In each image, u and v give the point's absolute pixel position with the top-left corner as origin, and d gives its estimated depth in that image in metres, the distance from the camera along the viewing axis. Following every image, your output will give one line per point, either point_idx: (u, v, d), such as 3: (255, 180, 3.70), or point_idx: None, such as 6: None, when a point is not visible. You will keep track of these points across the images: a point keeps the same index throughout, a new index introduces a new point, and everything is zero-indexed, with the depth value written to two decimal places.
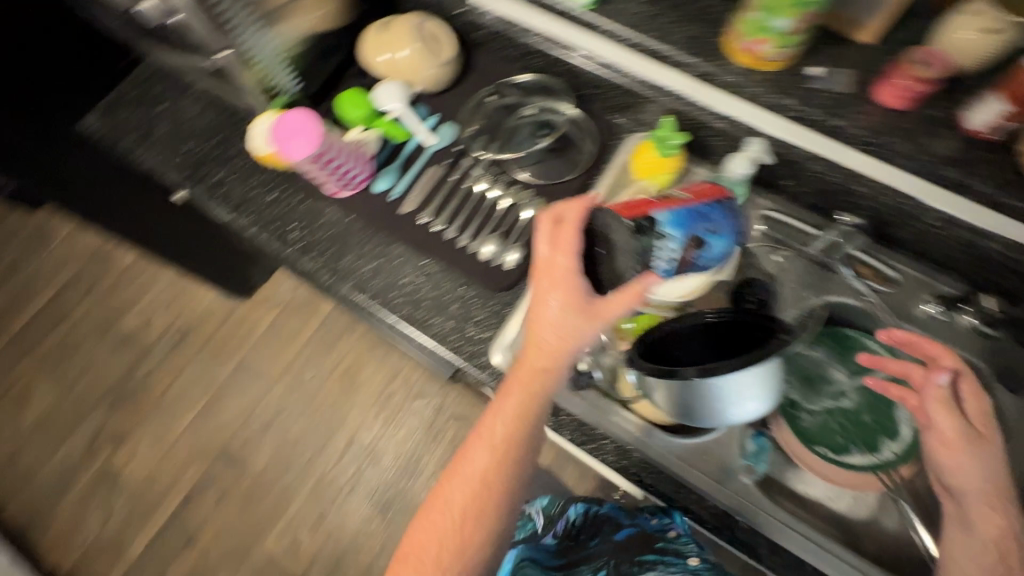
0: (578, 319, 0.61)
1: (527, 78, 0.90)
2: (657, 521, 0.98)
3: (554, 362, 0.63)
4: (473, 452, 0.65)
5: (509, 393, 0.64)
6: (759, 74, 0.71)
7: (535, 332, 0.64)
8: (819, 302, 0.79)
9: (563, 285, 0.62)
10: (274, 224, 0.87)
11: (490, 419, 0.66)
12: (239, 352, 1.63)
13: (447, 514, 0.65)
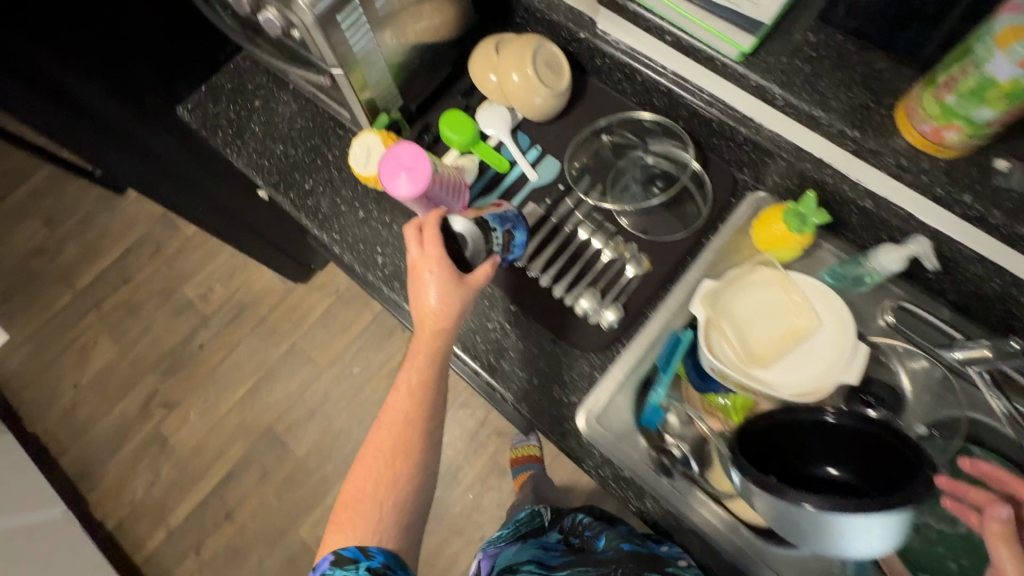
0: (448, 286, 0.67)
1: (649, 116, 0.82)
2: (668, 549, 0.87)
3: (445, 326, 0.69)
4: (396, 397, 0.70)
5: (421, 349, 0.69)
6: (932, 161, 0.61)
7: (419, 301, 0.69)
8: (947, 415, 0.71)
9: (432, 257, 0.67)
10: (360, 245, 0.84)
11: (405, 372, 0.70)
12: (292, 336, 1.64)
13: (381, 453, 0.69)
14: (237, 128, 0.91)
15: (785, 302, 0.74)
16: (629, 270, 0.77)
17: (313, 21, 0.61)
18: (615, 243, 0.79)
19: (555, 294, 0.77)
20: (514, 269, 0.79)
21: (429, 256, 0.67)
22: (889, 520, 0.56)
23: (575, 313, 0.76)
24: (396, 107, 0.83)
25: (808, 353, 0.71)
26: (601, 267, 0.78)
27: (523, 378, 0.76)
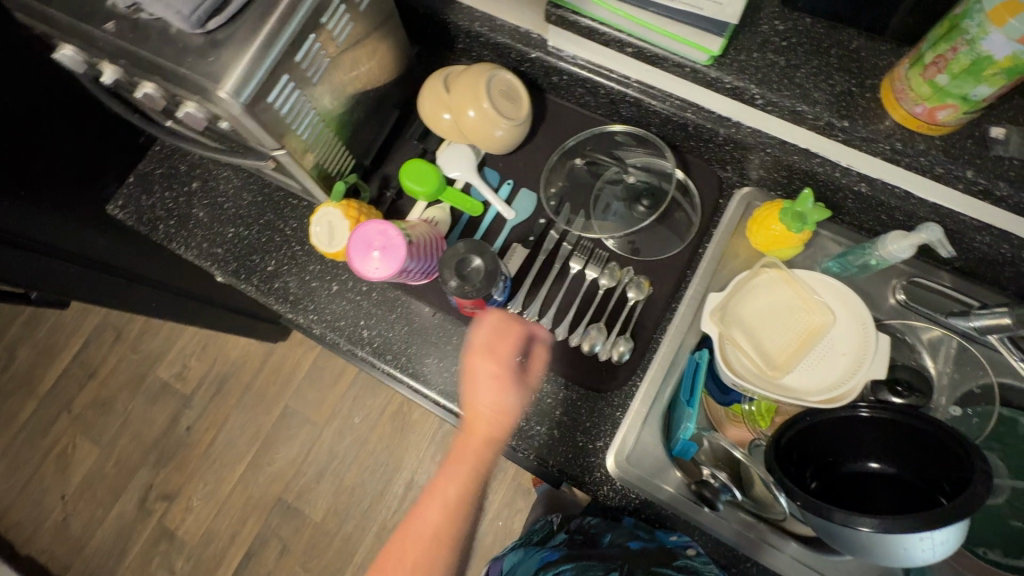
0: (509, 395, 0.68)
1: (622, 128, 0.78)
2: (677, 535, 0.71)
3: (496, 433, 0.68)
4: (428, 509, 0.70)
5: (464, 456, 0.69)
6: (927, 140, 0.58)
7: (474, 403, 0.68)
8: (974, 385, 0.69)
9: (496, 358, 0.68)
10: (341, 322, 0.77)
11: (447, 477, 0.70)
12: (282, 399, 1.56)
13: (417, 541, 0.69)
14: (179, 217, 0.83)
15: (795, 302, 0.71)
16: (629, 296, 0.74)
17: (241, 110, 0.54)
18: (610, 269, 0.75)
19: (558, 337, 0.73)
20: (512, 316, 0.74)
21: (497, 353, 0.68)
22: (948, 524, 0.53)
23: (584, 353, 0.72)
24: (349, 166, 0.76)
25: (828, 349, 0.69)
26: (600, 298, 0.74)
27: (544, 432, 0.71)
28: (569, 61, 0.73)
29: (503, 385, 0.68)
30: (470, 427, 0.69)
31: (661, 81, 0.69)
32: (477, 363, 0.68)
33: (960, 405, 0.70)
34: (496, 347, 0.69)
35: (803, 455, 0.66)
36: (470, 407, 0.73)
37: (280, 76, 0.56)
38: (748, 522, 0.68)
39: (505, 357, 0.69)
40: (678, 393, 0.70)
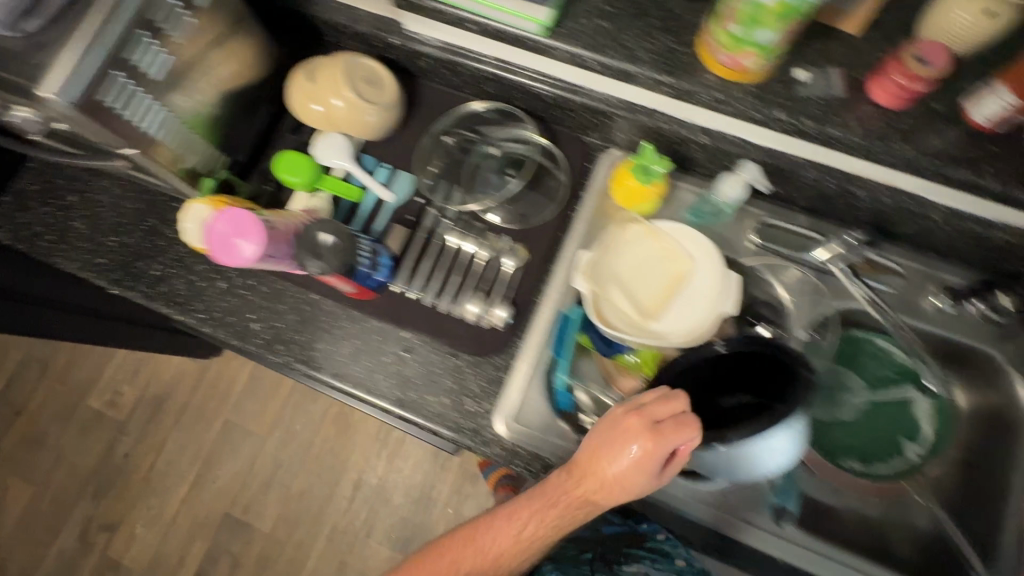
0: (643, 471, 0.61)
1: (483, 107, 0.82)
2: (649, 526, 0.90)
3: (610, 497, 0.62)
4: (500, 524, 0.65)
5: (556, 503, 0.63)
6: (743, 89, 0.63)
7: (615, 453, 0.61)
8: (825, 311, 0.76)
9: (653, 433, 0.60)
10: (230, 318, 0.78)
11: (514, 519, 0.65)
12: (222, 415, 1.54)
13: (482, 555, 0.65)
14: (58, 231, 0.82)
15: (659, 252, 0.76)
16: (507, 263, 0.77)
17: (73, 111, 0.55)
18: (487, 240, 0.78)
19: (442, 309, 0.76)
20: (396, 294, 0.77)
21: (661, 430, 0.60)
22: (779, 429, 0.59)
23: (468, 321, 0.75)
24: (222, 164, 0.77)
25: (691, 293, 0.74)
26: (480, 268, 0.77)
27: (434, 400, 0.74)
28: (427, 43, 0.76)
29: (619, 450, 0.61)
30: (560, 480, 0.64)
31: (512, 56, 0.73)
32: (630, 421, 0.61)
33: (816, 331, 0.77)
34: (662, 424, 0.60)
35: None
36: (362, 386, 0.75)
37: (112, 74, 0.57)
38: (626, 462, 0.71)
39: (639, 429, 0.61)
40: (548, 346, 0.74)
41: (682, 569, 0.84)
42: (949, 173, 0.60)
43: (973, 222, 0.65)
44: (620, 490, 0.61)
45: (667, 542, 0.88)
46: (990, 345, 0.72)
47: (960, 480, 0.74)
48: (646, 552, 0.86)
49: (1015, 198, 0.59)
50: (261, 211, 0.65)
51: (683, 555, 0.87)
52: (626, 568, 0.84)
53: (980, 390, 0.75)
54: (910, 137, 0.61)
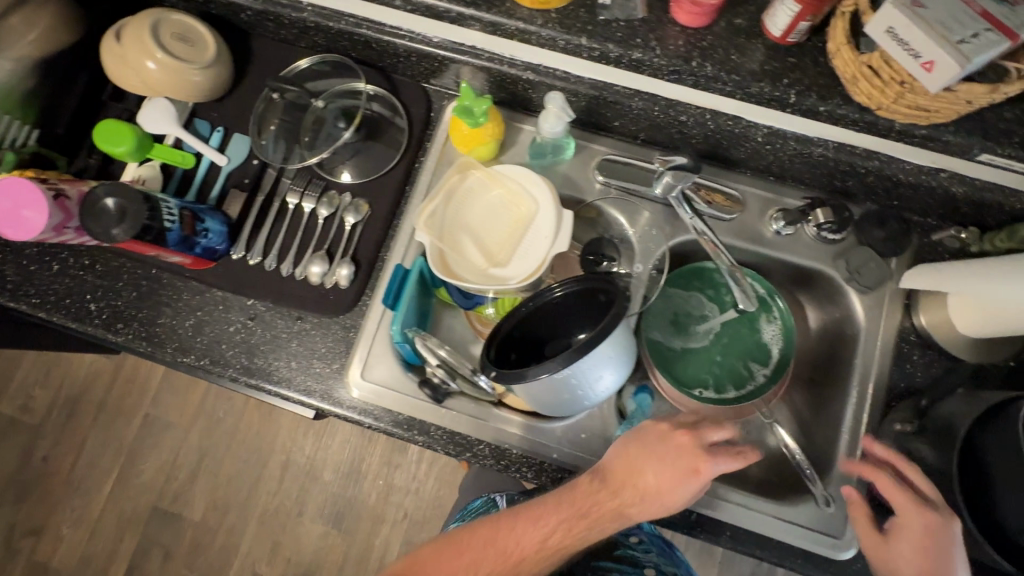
0: (687, 489, 0.59)
1: (307, 64, 0.78)
2: (624, 525, 0.76)
3: (630, 513, 0.59)
4: (525, 527, 0.60)
5: (589, 511, 0.59)
6: (545, 16, 0.61)
7: (652, 466, 0.59)
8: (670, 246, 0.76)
9: (692, 457, 0.59)
10: (66, 301, 0.75)
11: (549, 512, 0.59)
12: (142, 408, 1.51)
13: (500, 554, 0.59)
14: None
15: (501, 197, 0.74)
16: (350, 219, 0.75)
17: None
18: (329, 197, 0.76)
19: (285, 272, 0.74)
20: (238, 261, 0.75)
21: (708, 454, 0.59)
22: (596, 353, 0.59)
23: (312, 283, 0.74)
24: (30, 138, 0.72)
25: (535, 235, 0.72)
26: (323, 227, 0.76)
27: (283, 366, 0.73)
28: None
29: (678, 472, 0.59)
30: (615, 482, 0.60)
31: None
32: (681, 438, 0.60)
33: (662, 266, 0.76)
34: (723, 454, 0.60)
35: (517, 345, 0.68)
36: (208, 357, 0.73)
37: None
38: (480, 409, 0.72)
39: (691, 448, 0.60)
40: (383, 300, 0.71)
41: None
42: (753, 88, 0.60)
43: (792, 139, 0.65)
44: (660, 507, 0.59)
45: (640, 546, 0.75)
46: (828, 264, 0.73)
47: (810, 398, 0.76)
48: (613, 563, 0.73)
49: (818, 109, 0.59)
50: (53, 179, 0.63)
51: (653, 562, 0.73)
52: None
53: (826, 309, 0.77)
54: (713, 54, 0.60)
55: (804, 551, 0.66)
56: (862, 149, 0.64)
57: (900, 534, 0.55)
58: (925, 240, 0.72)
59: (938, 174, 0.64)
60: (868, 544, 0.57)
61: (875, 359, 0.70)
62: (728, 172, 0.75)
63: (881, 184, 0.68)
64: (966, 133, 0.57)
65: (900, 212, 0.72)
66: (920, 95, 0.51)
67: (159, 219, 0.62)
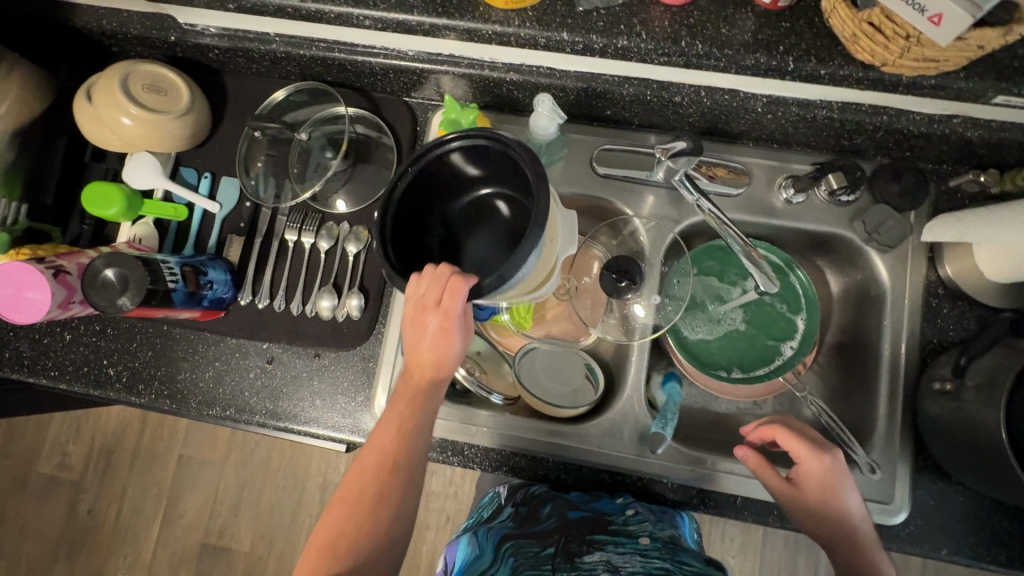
0: (457, 333, 0.56)
1: (282, 94, 0.75)
2: (620, 501, 0.69)
3: (443, 376, 0.59)
4: (372, 443, 0.58)
5: (409, 391, 0.59)
6: (520, 15, 0.59)
7: (413, 343, 0.57)
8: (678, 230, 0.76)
9: (447, 313, 0.52)
10: (84, 369, 0.75)
11: (383, 422, 0.59)
12: (174, 450, 1.53)
13: (365, 479, 0.56)
14: None
15: None
16: (351, 248, 0.74)
17: None
18: (328, 228, 0.74)
19: (295, 311, 0.73)
20: (248, 306, 0.74)
21: (441, 306, 0.52)
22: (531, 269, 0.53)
23: (324, 318, 0.73)
24: (20, 213, 0.72)
25: None
26: (326, 259, 0.74)
27: (307, 405, 0.72)
28: (207, 33, 0.70)
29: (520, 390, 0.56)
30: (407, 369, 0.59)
31: (292, 27, 0.67)
32: (415, 314, 0.54)
33: (668, 263, 0.75)
34: (444, 298, 0.52)
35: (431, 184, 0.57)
36: (233, 406, 0.73)
37: None
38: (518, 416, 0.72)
39: (451, 314, 0.53)
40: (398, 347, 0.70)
41: (648, 550, 0.63)
42: (750, 60, 0.57)
43: (793, 105, 0.63)
44: (453, 352, 0.58)
45: (636, 518, 0.67)
46: (842, 226, 0.71)
47: (840, 363, 0.75)
48: (608, 536, 0.64)
49: (820, 74, 0.56)
50: (50, 255, 0.62)
51: (649, 531, 0.65)
52: (586, 560, 0.62)
53: (847, 271, 0.75)
54: (703, 28, 0.57)
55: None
56: (867, 105, 0.62)
57: (805, 478, 0.60)
58: (942, 188, 0.70)
59: (949, 120, 0.61)
60: (786, 496, 0.61)
61: (905, 318, 0.68)
62: (730, 144, 0.73)
63: (892, 137, 0.66)
64: (980, 77, 0.54)
65: (913, 163, 0.70)
66: (928, 48, 0.49)
67: (162, 280, 0.62)
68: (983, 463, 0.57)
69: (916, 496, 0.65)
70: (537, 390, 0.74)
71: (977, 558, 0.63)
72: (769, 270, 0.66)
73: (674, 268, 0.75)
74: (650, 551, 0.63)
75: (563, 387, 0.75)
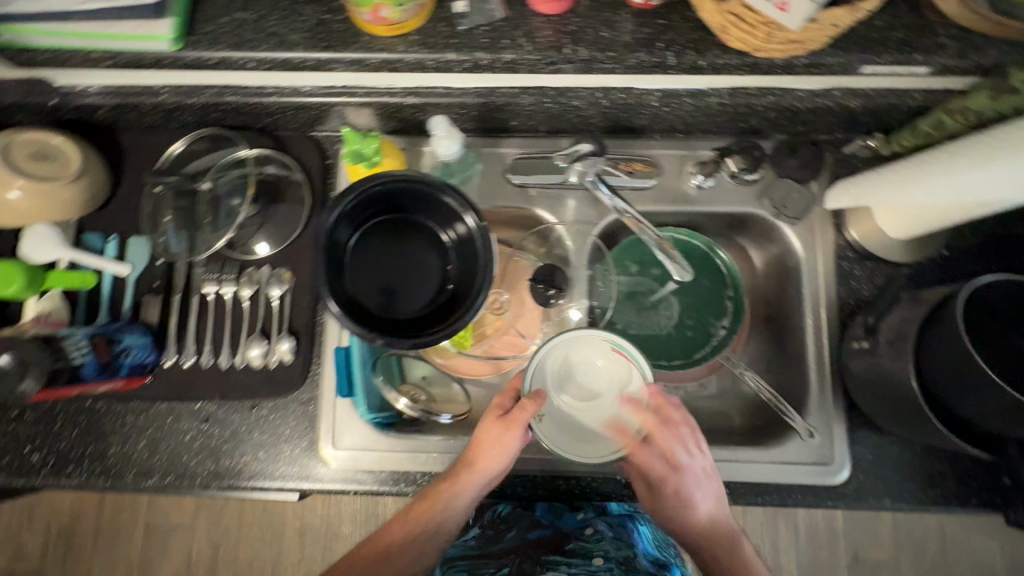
0: (509, 439, 0.62)
1: (181, 146, 0.74)
2: (583, 517, 0.79)
3: (490, 475, 0.63)
4: (407, 515, 0.66)
5: (453, 481, 0.64)
6: (403, 41, 0.59)
7: (475, 439, 0.64)
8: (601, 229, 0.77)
9: (512, 427, 0.62)
10: (4, 460, 0.70)
11: (426, 497, 0.65)
12: (139, 520, 1.46)
13: (389, 544, 0.66)
14: None
15: None
16: (274, 291, 0.72)
17: None
18: (247, 275, 0.73)
19: (225, 364, 0.71)
20: (174, 367, 0.71)
21: (512, 422, 0.62)
22: (447, 299, 0.64)
23: (256, 367, 0.71)
24: None
25: None
26: (249, 307, 0.72)
27: (249, 459, 0.70)
28: (90, 91, 0.66)
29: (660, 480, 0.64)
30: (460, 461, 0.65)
31: (181, 77, 0.64)
32: (489, 423, 0.64)
33: (595, 262, 0.76)
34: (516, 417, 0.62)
35: (378, 196, 0.62)
36: (172, 473, 0.70)
37: None
38: (575, 424, 0.64)
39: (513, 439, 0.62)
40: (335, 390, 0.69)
41: (599, 569, 0.69)
42: (632, 59, 0.58)
43: (688, 96, 0.65)
44: (503, 456, 0.63)
45: (595, 534, 0.76)
46: (752, 204, 0.74)
47: (771, 335, 0.77)
48: (562, 557, 0.71)
49: (699, 65, 0.58)
50: None
51: (604, 551, 0.72)
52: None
53: (766, 246, 0.78)
54: (583, 33, 0.58)
55: (768, 482, 0.68)
56: (754, 88, 0.64)
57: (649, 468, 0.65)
58: (839, 156, 0.73)
59: (830, 93, 0.64)
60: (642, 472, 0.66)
61: (820, 283, 0.71)
62: (637, 138, 0.75)
63: (784, 115, 0.68)
64: (845, 51, 0.57)
65: (808, 136, 0.73)
66: (788, 32, 0.51)
67: (66, 359, 0.60)
68: (904, 413, 0.59)
69: (854, 453, 0.68)
70: (573, 392, 0.64)
71: (916, 502, 0.66)
72: (678, 258, 0.69)
73: (600, 268, 0.76)
74: (602, 570, 0.69)
75: (600, 377, 0.65)
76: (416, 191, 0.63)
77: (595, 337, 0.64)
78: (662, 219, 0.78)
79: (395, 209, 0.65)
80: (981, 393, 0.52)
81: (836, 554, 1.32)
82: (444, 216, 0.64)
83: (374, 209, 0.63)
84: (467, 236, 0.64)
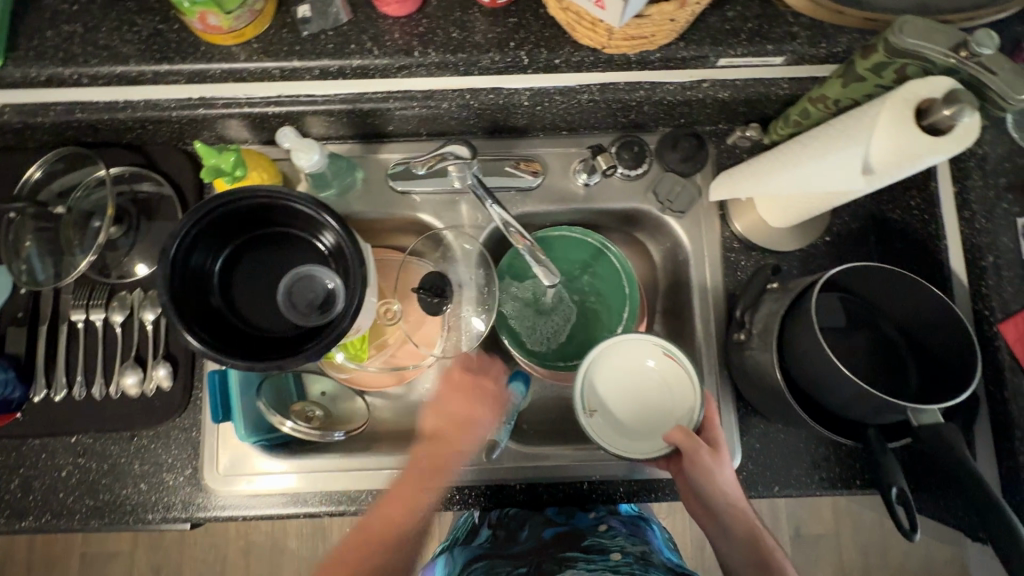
0: (485, 409, 0.71)
1: (39, 170, 0.69)
2: (595, 515, 0.71)
3: (456, 459, 0.68)
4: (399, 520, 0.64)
5: (414, 479, 0.66)
6: (246, 49, 0.56)
7: (438, 422, 0.70)
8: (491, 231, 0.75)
9: (455, 413, 0.70)
10: None
11: (397, 498, 0.65)
12: (75, 550, 1.41)
13: (381, 524, 0.64)
14: None
15: None
16: (149, 314, 0.69)
17: None
18: (121, 299, 0.70)
19: (99, 394, 0.68)
20: (45, 401, 0.68)
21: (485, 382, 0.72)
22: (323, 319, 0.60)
23: (132, 396, 0.68)
24: None
25: None
26: (124, 333, 0.69)
27: (130, 492, 0.67)
28: None
29: (709, 464, 0.58)
30: (412, 471, 0.66)
31: (16, 95, 0.59)
32: (456, 379, 0.72)
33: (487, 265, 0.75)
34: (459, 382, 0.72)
35: (235, 217, 0.59)
36: (47, 512, 0.67)
37: None
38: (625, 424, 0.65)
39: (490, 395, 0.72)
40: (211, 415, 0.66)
41: (619, 564, 0.61)
42: (486, 61, 0.57)
43: (558, 94, 0.62)
44: (467, 428, 0.69)
45: (609, 532, 0.68)
46: (638, 199, 0.73)
47: (670, 329, 0.77)
48: (581, 552, 0.63)
49: (555, 64, 0.58)
50: None
51: (621, 547, 0.65)
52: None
53: (659, 240, 0.77)
54: (436, 33, 0.57)
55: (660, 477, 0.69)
56: (623, 84, 0.61)
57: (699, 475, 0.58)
58: (723, 147, 0.73)
59: (699, 86, 0.61)
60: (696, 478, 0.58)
61: (707, 275, 0.71)
62: (521, 138, 0.73)
63: (660, 110, 0.67)
64: (697, 44, 0.57)
65: (692, 128, 0.72)
66: (626, 29, 0.50)
67: None
68: (776, 404, 0.60)
69: (744, 442, 0.68)
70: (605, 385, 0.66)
71: (803, 488, 0.67)
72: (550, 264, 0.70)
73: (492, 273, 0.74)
74: (622, 566, 0.60)
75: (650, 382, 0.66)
76: (276, 209, 0.60)
77: (647, 341, 0.65)
78: (555, 218, 0.77)
79: (259, 228, 0.62)
80: (838, 382, 0.52)
81: (780, 534, 1.32)
82: (310, 229, 0.62)
83: (235, 230, 0.60)
84: (339, 248, 0.61)
